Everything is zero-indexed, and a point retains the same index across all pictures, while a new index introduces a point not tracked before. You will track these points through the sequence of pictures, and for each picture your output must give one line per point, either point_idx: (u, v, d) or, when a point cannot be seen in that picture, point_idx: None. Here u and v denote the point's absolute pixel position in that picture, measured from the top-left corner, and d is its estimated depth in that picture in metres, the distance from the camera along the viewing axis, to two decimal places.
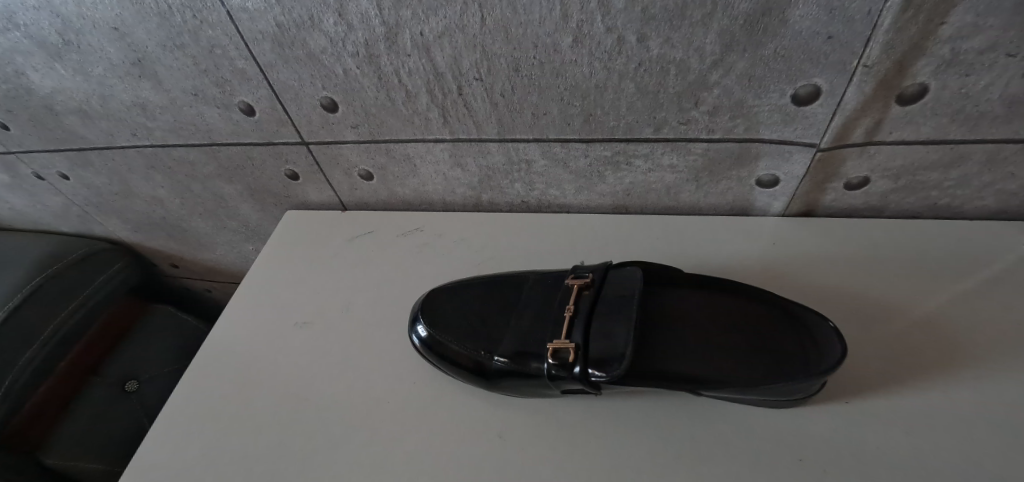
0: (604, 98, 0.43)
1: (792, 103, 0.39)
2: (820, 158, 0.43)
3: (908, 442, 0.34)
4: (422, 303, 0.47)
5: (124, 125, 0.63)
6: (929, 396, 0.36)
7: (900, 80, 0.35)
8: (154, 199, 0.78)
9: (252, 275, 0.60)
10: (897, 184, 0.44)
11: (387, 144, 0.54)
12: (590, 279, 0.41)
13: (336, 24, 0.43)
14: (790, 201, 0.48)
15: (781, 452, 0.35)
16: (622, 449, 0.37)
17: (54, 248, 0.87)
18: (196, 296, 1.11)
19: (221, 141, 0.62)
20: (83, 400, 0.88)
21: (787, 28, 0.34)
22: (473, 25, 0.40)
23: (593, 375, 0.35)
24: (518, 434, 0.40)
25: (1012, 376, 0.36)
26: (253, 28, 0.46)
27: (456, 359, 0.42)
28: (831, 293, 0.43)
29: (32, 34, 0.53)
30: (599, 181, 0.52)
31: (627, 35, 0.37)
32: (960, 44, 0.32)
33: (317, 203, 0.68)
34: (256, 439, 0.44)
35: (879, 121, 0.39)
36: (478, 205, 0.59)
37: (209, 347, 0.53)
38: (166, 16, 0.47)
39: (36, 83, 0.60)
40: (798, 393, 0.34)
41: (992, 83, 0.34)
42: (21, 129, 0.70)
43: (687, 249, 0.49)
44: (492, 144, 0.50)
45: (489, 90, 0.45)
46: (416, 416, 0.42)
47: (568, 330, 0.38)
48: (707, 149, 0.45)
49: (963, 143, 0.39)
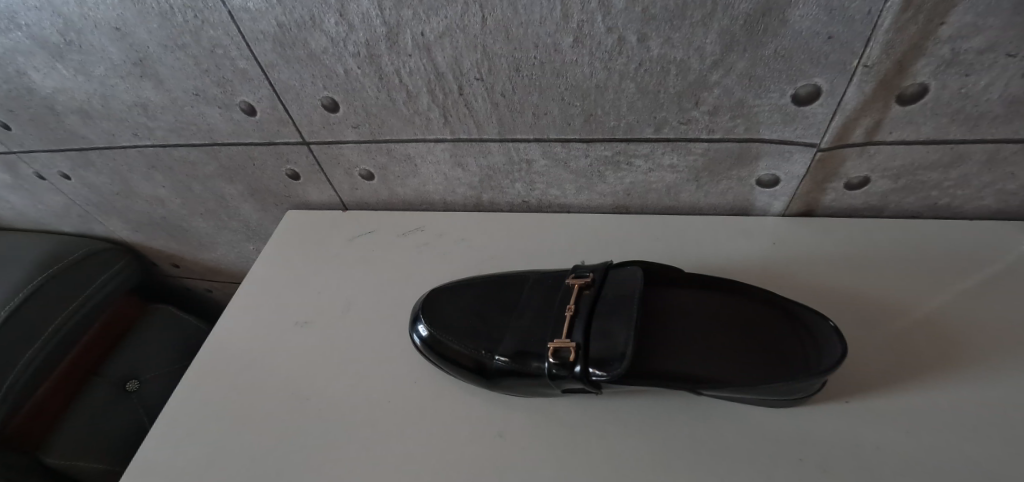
0: (605, 98, 0.43)
1: (792, 103, 0.39)
2: (820, 158, 0.43)
3: (907, 441, 0.34)
4: (422, 303, 0.47)
5: (125, 125, 0.63)
6: (929, 396, 0.36)
7: (900, 80, 0.35)
8: (155, 198, 0.79)
9: (253, 275, 0.60)
10: (897, 184, 0.44)
11: (388, 144, 0.54)
12: (591, 278, 0.41)
13: (337, 24, 0.43)
14: (790, 200, 0.49)
15: (780, 452, 0.35)
16: (621, 449, 0.37)
17: (55, 248, 0.87)
18: (197, 295, 1.11)
19: (222, 141, 0.62)
20: (83, 399, 0.88)
21: (787, 28, 0.34)
22: (474, 25, 0.40)
23: (593, 374, 0.35)
24: (519, 433, 0.40)
25: (1011, 375, 0.36)
26: (253, 28, 0.46)
27: (457, 358, 0.42)
28: (830, 293, 0.44)
29: (33, 34, 0.53)
30: (599, 180, 0.52)
31: (627, 35, 0.37)
32: (960, 44, 0.32)
33: (318, 203, 0.68)
34: (256, 439, 0.44)
35: (879, 122, 0.39)
36: (478, 205, 0.60)
37: (209, 347, 0.53)
38: (167, 16, 0.47)
39: (38, 83, 0.60)
40: (797, 392, 0.34)
41: (992, 83, 0.34)
42: (21, 129, 0.70)
43: (687, 249, 0.49)
44: (492, 144, 0.50)
45: (490, 90, 0.45)
46: (417, 415, 0.43)
47: (568, 329, 0.38)
48: (707, 149, 0.45)
49: (963, 143, 0.39)
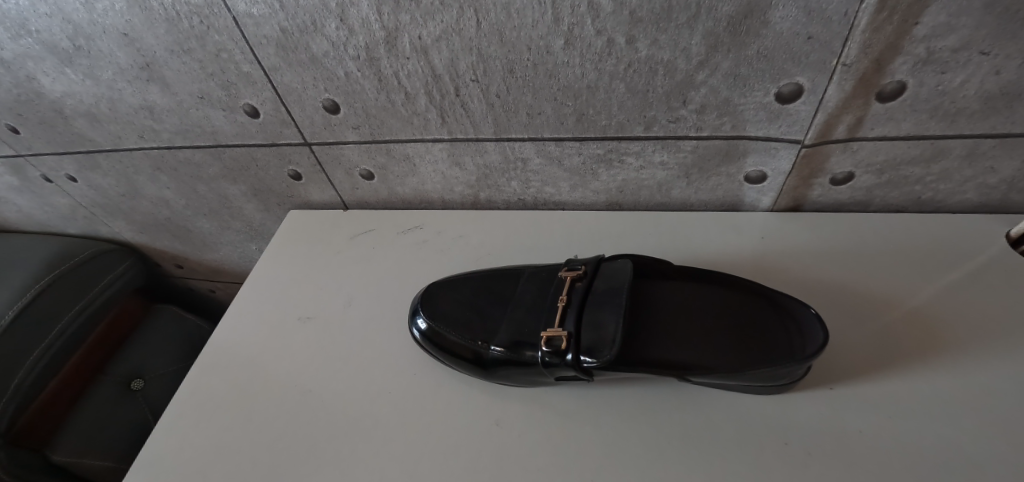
0: (596, 98, 0.44)
1: (776, 102, 0.40)
2: (805, 154, 0.44)
3: (889, 425, 0.35)
4: (421, 297, 0.48)
5: (132, 127, 0.65)
6: (911, 385, 0.37)
7: (878, 78, 0.37)
8: (160, 200, 0.80)
9: (256, 273, 0.61)
10: (881, 178, 0.45)
11: (387, 144, 0.56)
12: (583, 270, 0.43)
13: (338, 28, 0.44)
14: (777, 196, 0.50)
15: (768, 437, 0.36)
16: (616, 434, 0.39)
17: (61, 250, 0.89)
18: (201, 296, 1.12)
19: (226, 143, 0.63)
20: (89, 398, 0.89)
21: (769, 29, 0.36)
22: (470, 29, 0.41)
23: (585, 362, 0.37)
24: (515, 421, 0.41)
25: (988, 361, 0.37)
26: (257, 33, 0.47)
27: (455, 349, 0.43)
28: (817, 284, 0.45)
29: (44, 39, 0.54)
30: (592, 178, 0.53)
31: (617, 37, 0.39)
32: (934, 44, 0.34)
33: (319, 203, 0.69)
34: (262, 429, 0.45)
35: (860, 118, 0.40)
36: (475, 203, 0.61)
37: (213, 345, 0.55)
38: (174, 21, 0.49)
39: (47, 87, 0.62)
40: (782, 378, 0.35)
41: (968, 79, 0.36)
42: (31, 132, 0.72)
43: (679, 244, 0.51)
44: (489, 144, 0.52)
45: (486, 91, 0.46)
46: (416, 407, 0.44)
47: (561, 319, 0.40)
48: (696, 146, 0.46)
49: (943, 138, 0.40)
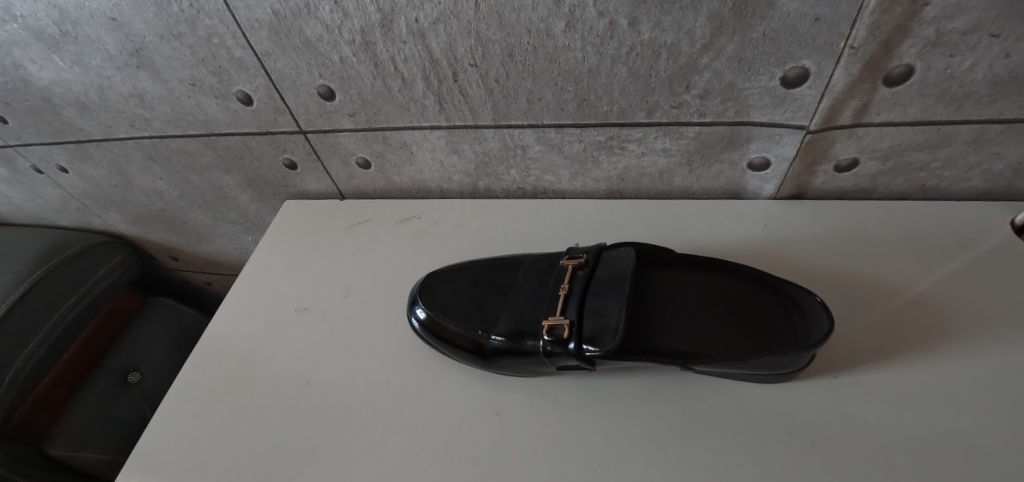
0: (597, 84, 0.43)
1: (781, 86, 0.40)
2: (809, 140, 0.43)
3: (895, 414, 0.35)
4: (420, 286, 0.48)
5: (123, 116, 0.64)
6: (918, 374, 0.37)
7: (885, 62, 0.36)
8: (154, 191, 0.79)
9: (252, 265, 0.60)
10: (886, 165, 0.45)
11: (384, 132, 0.55)
12: (585, 259, 0.42)
13: (331, 11, 0.43)
14: (781, 183, 0.49)
15: (771, 427, 0.36)
16: (618, 424, 0.38)
17: (52, 241, 0.87)
18: (197, 288, 1.11)
19: (219, 131, 0.62)
20: (84, 393, 0.88)
21: (775, 9, 0.35)
22: (467, 11, 0.40)
23: (587, 351, 0.36)
24: (517, 412, 0.41)
25: (994, 351, 0.37)
26: (248, 17, 0.46)
27: (455, 339, 0.43)
28: (823, 274, 0.44)
29: (30, 25, 0.53)
30: (593, 166, 0.52)
31: (619, 19, 0.38)
32: (943, 25, 0.33)
33: (315, 193, 0.68)
34: (260, 422, 0.45)
35: (866, 103, 0.39)
36: (474, 192, 0.60)
37: (209, 337, 0.54)
38: (162, 5, 0.47)
39: (34, 75, 0.60)
40: (784, 368, 0.35)
41: (976, 63, 0.35)
42: (20, 122, 0.70)
43: (682, 233, 0.50)
44: (488, 131, 0.51)
45: (484, 76, 0.45)
46: (415, 397, 0.43)
47: (562, 308, 0.39)
48: (699, 132, 0.45)
49: (950, 124, 0.39)
